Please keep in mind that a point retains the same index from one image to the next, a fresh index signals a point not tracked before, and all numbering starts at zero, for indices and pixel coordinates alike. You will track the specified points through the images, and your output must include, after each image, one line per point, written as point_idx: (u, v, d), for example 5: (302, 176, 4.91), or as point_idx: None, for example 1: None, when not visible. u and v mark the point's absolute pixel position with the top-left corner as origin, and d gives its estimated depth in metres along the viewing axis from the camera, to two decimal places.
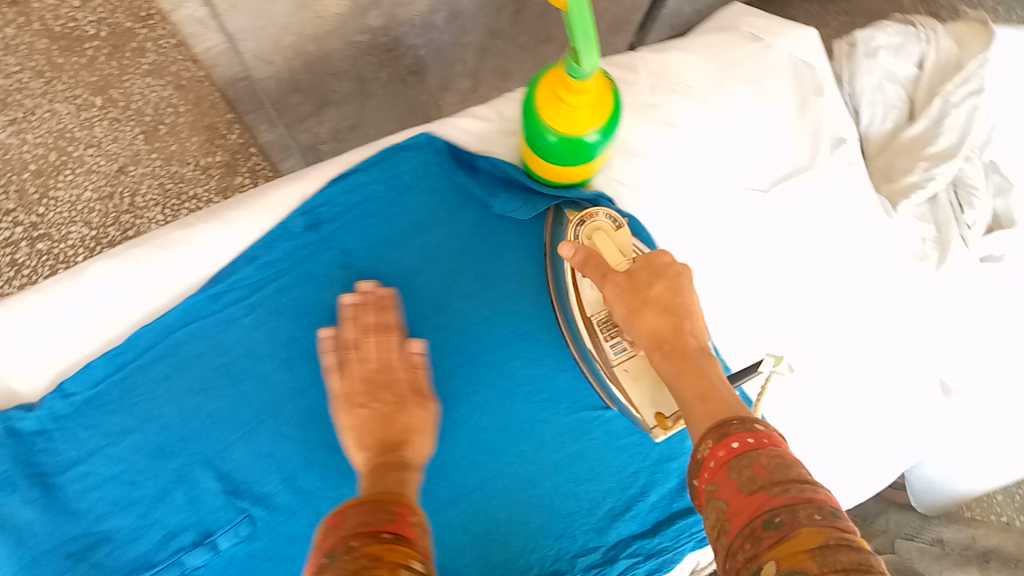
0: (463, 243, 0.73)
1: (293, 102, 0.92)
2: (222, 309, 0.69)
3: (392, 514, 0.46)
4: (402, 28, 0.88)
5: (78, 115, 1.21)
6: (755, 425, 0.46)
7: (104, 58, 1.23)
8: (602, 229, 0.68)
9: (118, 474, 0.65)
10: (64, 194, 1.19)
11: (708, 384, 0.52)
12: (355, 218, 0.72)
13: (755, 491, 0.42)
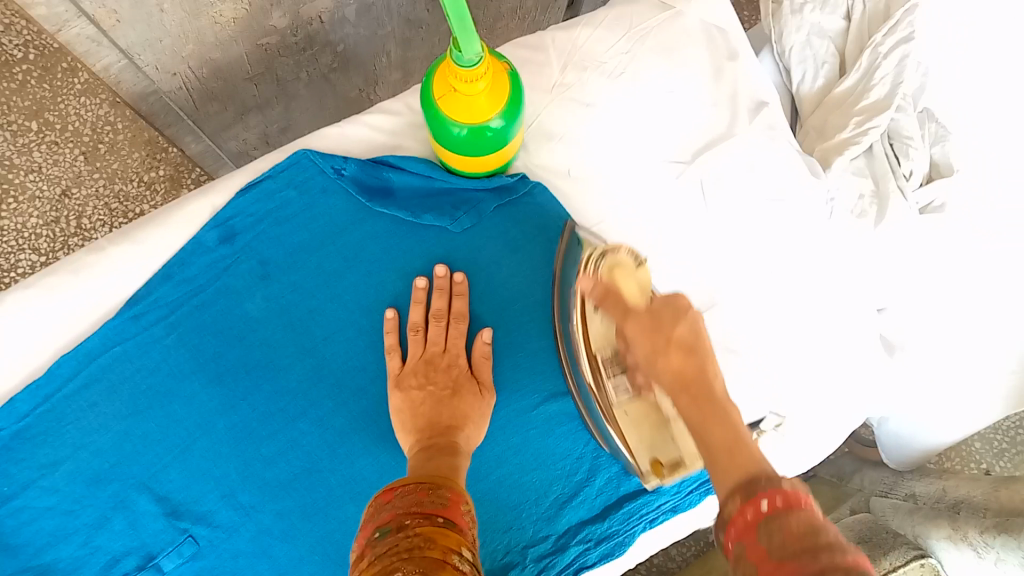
0: (384, 241, 0.71)
1: (211, 110, 0.90)
2: (142, 331, 0.67)
3: (446, 498, 0.50)
4: (311, 27, 0.87)
5: (14, 141, 1.19)
6: (784, 483, 0.43)
7: (35, 81, 1.20)
8: (621, 267, 0.62)
9: (54, 506, 0.65)
10: (9, 222, 1.17)
11: (734, 436, 0.47)
12: (269, 226, 0.70)
13: (786, 557, 0.38)
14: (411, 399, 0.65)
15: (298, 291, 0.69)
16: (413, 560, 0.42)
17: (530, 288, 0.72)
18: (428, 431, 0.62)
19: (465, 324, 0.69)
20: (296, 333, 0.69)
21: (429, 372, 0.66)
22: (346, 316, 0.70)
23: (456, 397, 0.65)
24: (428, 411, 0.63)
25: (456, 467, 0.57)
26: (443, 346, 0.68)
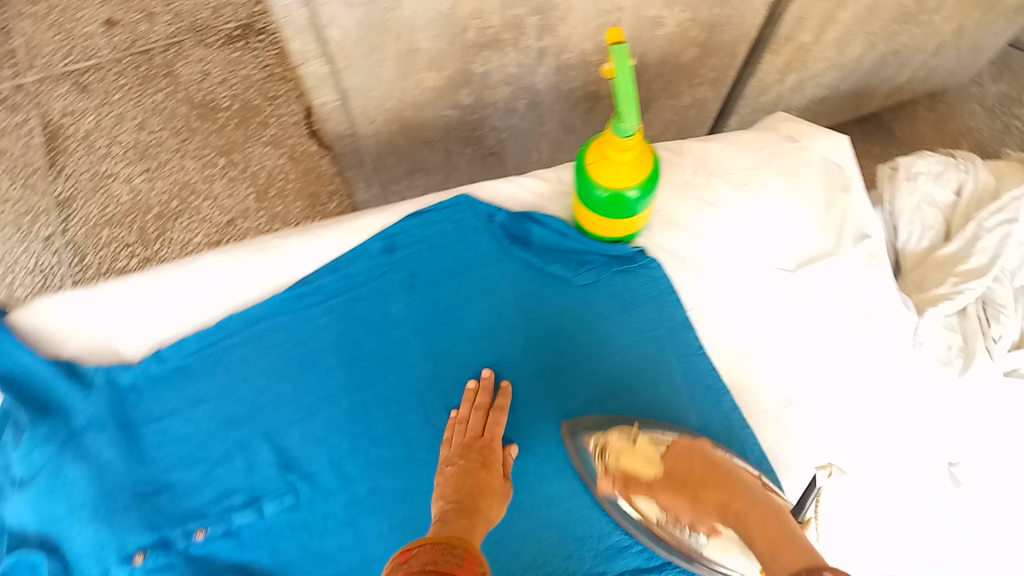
0: (514, 280, 0.81)
1: (388, 163, 1.07)
2: (302, 308, 0.78)
3: (460, 558, 0.55)
4: (486, 108, 1.01)
5: (202, 171, 1.38)
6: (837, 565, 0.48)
7: (232, 126, 1.41)
8: (623, 449, 0.69)
9: (191, 435, 0.74)
10: (178, 237, 1.33)
11: (787, 536, 0.53)
12: (424, 248, 0.81)
13: None
14: (445, 474, 0.68)
15: (435, 306, 0.80)
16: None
17: (632, 345, 0.79)
18: (456, 494, 0.65)
19: (503, 415, 0.74)
20: (426, 341, 0.78)
21: (466, 450, 0.70)
22: (469, 335, 0.79)
23: (487, 471, 0.68)
24: (459, 479, 0.67)
25: (473, 530, 0.61)
26: (480, 430, 0.72)
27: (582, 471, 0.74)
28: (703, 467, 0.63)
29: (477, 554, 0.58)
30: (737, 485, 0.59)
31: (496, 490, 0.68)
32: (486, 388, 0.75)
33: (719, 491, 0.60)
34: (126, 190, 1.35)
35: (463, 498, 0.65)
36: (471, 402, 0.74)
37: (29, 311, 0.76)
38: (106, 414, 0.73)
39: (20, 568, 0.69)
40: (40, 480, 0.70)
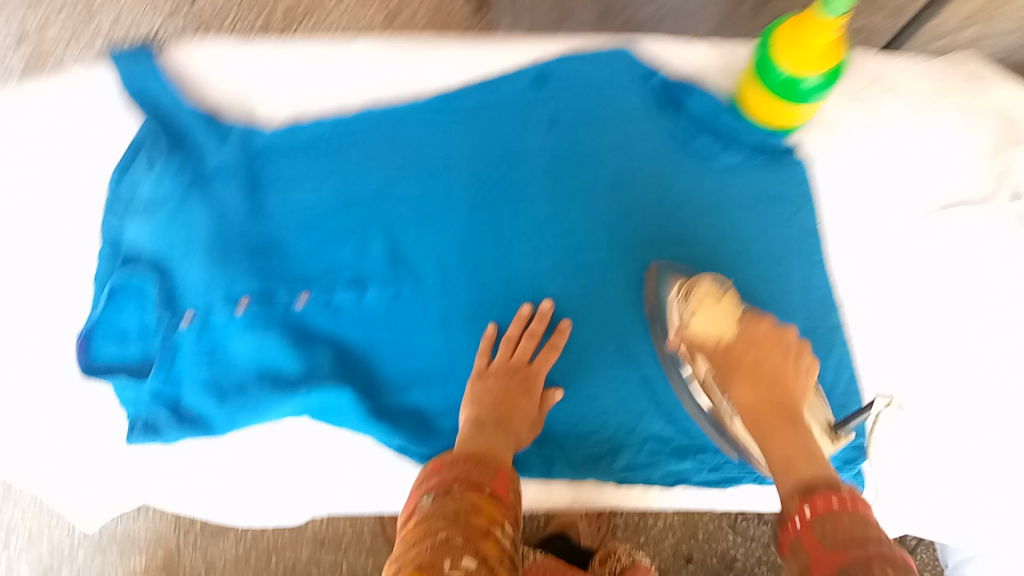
0: (656, 145, 0.78)
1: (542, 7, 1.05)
2: (443, 116, 0.77)
3: (493, 472, 0.60)
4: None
5: None
6: (840, 489, 0.50)
7: None
8: (706, 301, 0.67)
9: (311, 208, 0.75)
10: None
11: (802, 450, 0.55)
12: (577, 89, 0.78)
13: (836, 546, 0.46)
14: (486, 386, 0.70)
15: (572, 150, 0.77)
16: (458, 524, 0.52)
17: (754, 238, 0.78)
18: (494, 407, 0.68)
19: (554, 355, 0.73)
20: (554, 180, 0.77)
21: (509, 369, 0.71)
22: (597, 185, 0.77)
23: (524, 399, 0.70)
24: (497, 397, 0.68)
25: (507, 450, 0.65)
26: (528, 359, 0.72)
27: (653, 307, 0.74)
28: (753, 358, 0.60)
29: (509, 467, 0.62)
30: (777, 390, 0.58)
31: (529, 412, 0.70)
32: (545, 314, 0.73)
33: (761, 386, 0.58)
34: None
35: (497, 418, 0.67)
36: (523, 321, 0.73)
37: (174, 51, 0.74)
38: (236, 165, 0.73)
39: (127, 284, 0.71)
40: (164, 210, 0.72)
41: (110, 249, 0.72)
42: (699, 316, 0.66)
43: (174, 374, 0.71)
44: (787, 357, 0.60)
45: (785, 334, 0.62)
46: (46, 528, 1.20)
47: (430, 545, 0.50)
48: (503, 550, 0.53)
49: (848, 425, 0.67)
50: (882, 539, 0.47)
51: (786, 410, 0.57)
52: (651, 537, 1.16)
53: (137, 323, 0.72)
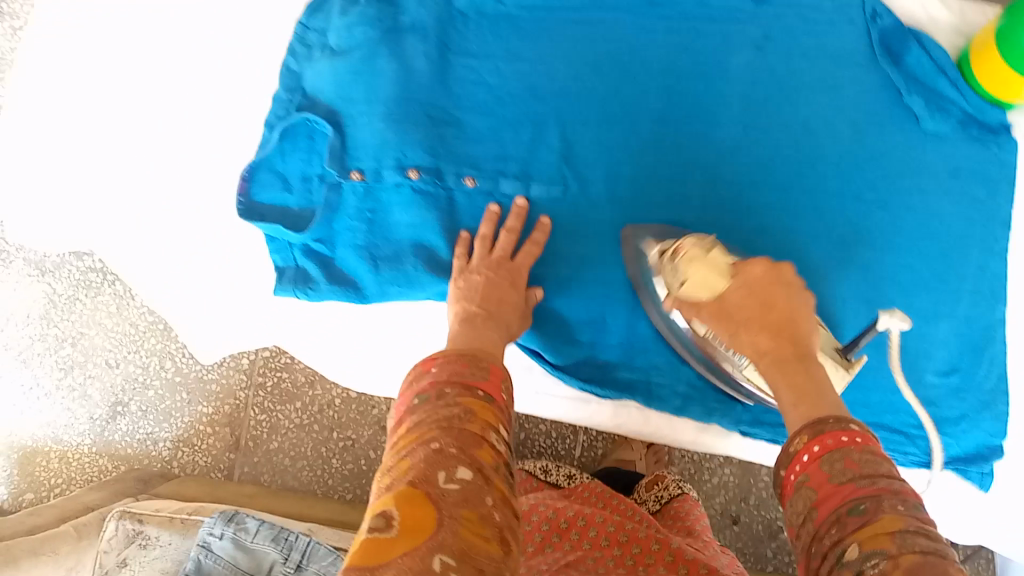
0: (862, 92, 0.73)
1: None
2: (647, 17, 0.73)
3: (487, 370, 0.50)
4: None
5: None
6: (850, 424, 0.44)
7: None
8: (696, 256, 0.61)
9: (494, 87, 0.71)
10: None
11: (813, 385, 0.49)
12: (793, 16, 0.73)
13: (844, 483, 0.41)
14: (471, 283, 0.64)
15: (773, 78, 0.73)
16: (451, 430, 0.44)
17: (937, 214, 0.73)
18: (482, 301, 0.62)
19: (535, 248, 0.67)
20: (749, 108, 0.72)
21: (495, 264, 0.65)
22: (793, 124, 0.72)
23: (512, 291, 0.64)
24: (484, 289, 0.63)
25: (498, 344, 0.58)
26: (509, 253, 0.66)
27: (637, 272, 0.69)
28: (755, 301, 0.55)
29: (502, 362, 0.53)
30: (789, 330, 0.52)
31: (518, 306, 0.64)
32: (520, 211, 0.68)
33: (772, 330, 0.53)
34: None
35: (489, 311, 0.61)
36: (496, 220, 0.67)
37: None
38: (432, 27, 0.70)
39: (298, 128, 0.70)
40: (352, 57, 0.69)
41: (285, 90, 0.70)
42: (696, 269, 0.59)
43: (331, 233, 0.69)
44: (795, 295, 0.54)
45: (785, 269, 0.56)
46: (120, 359, 1.19)
47: (422, 456, 0.42)
48: (501, 458, 0.45)
49: (857, 347, 0.63)
50: (894, 474, 0.42)
51: (795, 348, 0.51)
52: (702, 492, 1.07)
53: (300, 171, 0.70)
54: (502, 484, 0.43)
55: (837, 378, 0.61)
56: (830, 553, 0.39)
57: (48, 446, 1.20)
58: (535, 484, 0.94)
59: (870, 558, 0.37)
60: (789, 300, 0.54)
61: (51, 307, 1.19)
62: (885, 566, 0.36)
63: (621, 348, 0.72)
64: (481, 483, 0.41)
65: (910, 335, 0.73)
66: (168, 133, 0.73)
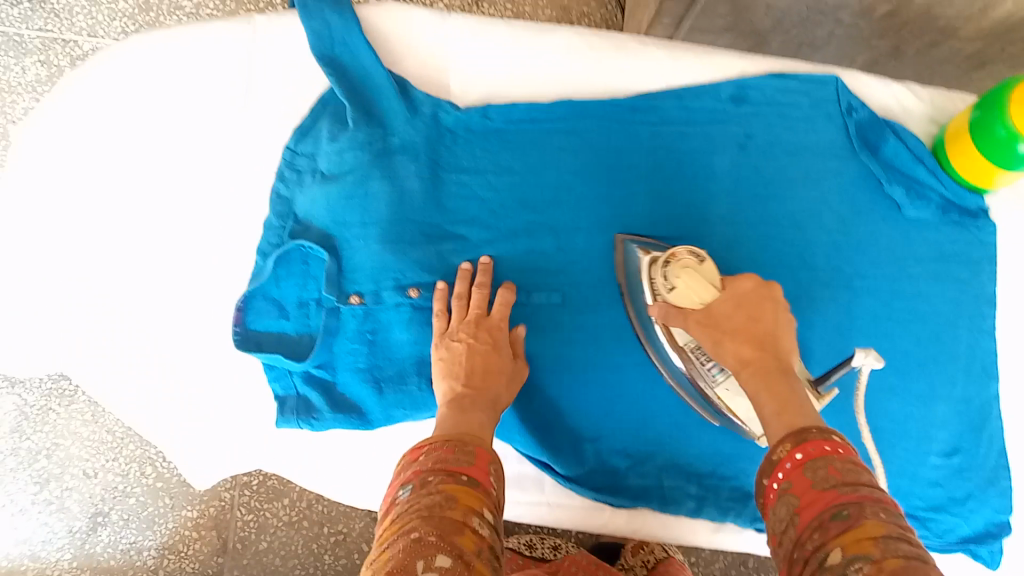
0: (844, 184, 0.74)
1: (712, 23, 0.98)
2: (631, 123, 0.74)
3: (472, 454, 0.49)
4: (844, 13, 0.92)
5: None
6: (833, 435, 0.45)
7: None
8: (687, 267, 0.60)
9: (485, 200, 0.71)
10: None
11: (797, 398, 0.48)
12: (772, 114, 0.75)
13: (828, 489, 0.42)
14: (453, 351, 0.61)
15: (759, 175, 0.74)
16: (432, 518, 0.43)
17: (927, 299, 0.75)
18: (467, 378, 0.59)
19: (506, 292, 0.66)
20: (737, 206, 0.73)
21: (476, 327, 0.63)
22: (784, 219, 0.73)
23: (496, 355, 0.62)
24: (468, 359, 0.60)
25: (487, 424, 0.56)
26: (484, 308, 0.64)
27: (626, 283, 0.69)
28: (743, 313, 0.52)
29: (489, 444, 0.52)
30: (771, 346, 0.50)
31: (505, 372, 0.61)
32: (487, 269, 0.67)
33: (755, 344, 0.50)
34: None
35: (477, 387, 0.59)
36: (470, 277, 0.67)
37: (377, 10, 0.73)
38: (421, 145, 0.70)
39: (292, 253, 0.69)
40: (345, 183, 0.68)
41: (277, 217, 0.69)
42: (685, 278, 0.58)
43: (331, 357, 0.68)
44: (780, 311, 0.52)
45: (778, 288, 0.53)
46: (100, 468, 1.14)
47: (403, 546, 0.41)
48: (485, 542, 0.44)
49: (828, 381, 0.58)
50: (875, 484, 0.42)
51: (777, 362, 0.49)
52: (701, 558, 1.03)
53: (296, 296, 0.69)
54: (485, 567, 0.41)
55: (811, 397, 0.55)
56: (813, 557, 0.40)
57: (25, 566, 1.13)
58: (522, 560, 0.87)
59: (853, 561, 0.37)
60: (780, 321, 0.51)
61: (23, 419, 1.12)
62: (869, 569, 0.36)
63: (630, 458, 0.71)
64: (462, 568, 0.40)
65: (911, 418, 0.74)
66: (159, 269, 0.71)
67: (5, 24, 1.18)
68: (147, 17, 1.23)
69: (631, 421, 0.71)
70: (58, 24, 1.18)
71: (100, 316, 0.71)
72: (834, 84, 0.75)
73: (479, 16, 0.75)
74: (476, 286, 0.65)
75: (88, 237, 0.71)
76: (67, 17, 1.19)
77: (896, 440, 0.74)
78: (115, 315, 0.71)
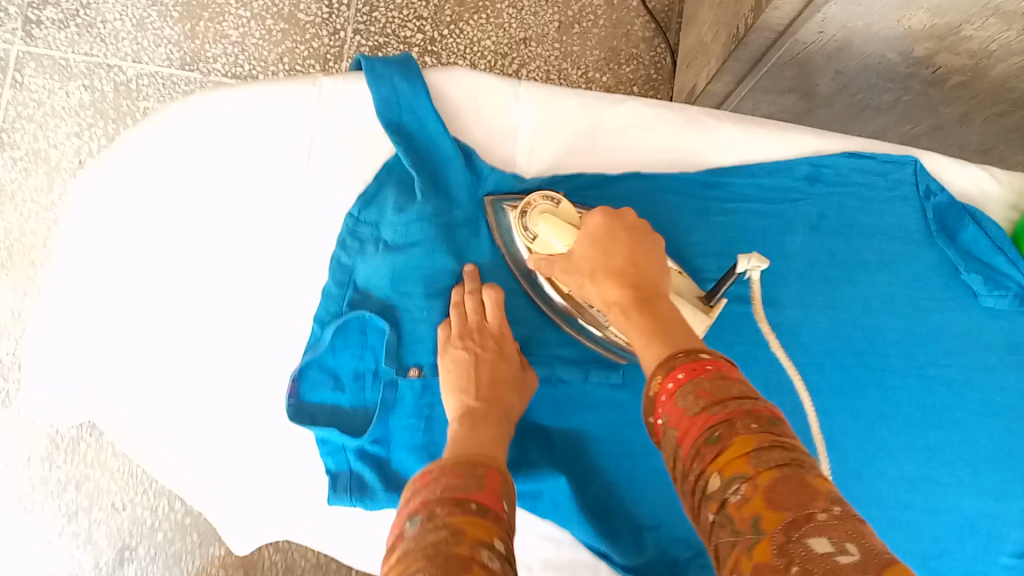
0: (919, 270, 0.72)
1: (774, 84, 0.96)
2: (701, 199, 0.72)
3: (481, 482, 0.46)
4: (913, 81, 0.90)
5: (514, 37, 1.33)
6: (699, 355, 0.45)
7: (553, 31, 1.33)
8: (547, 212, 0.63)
9: None
10: (469, 31, 1.32)
11: (658, 322, 0.50)
12: (847, 194, 0.72)
13: (697, 414, 0.42)
14: (460, 361, 0.62)
15: (830, 257, 0.71)
16: (437, 559, 0.39)
17: (1001, 392, 0.72)
18: (478, 393, 0.60)
19: (495, 291, 0.65)
20: (807, 286, 0.71)
21: (479, 336, 0.63)
22: (855, 302, 0.71)
23: (503, 362, 0.63)
24: (475, 372, 0.61)
25: (500, 441, 0.56)
26: (478, 314, 0.64)
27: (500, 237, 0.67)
28: (601, 251, 0.57)
29: (501, 470, 0.49)
30: (630, 273, 0.54)
31: (513, 381, 0.62)
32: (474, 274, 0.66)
33: (618, 278, 0.54)
34: (428, 8, 1.31)
35: (488, 401, 0.60)
36: (462, 286, 0.66)
37: (446, 75, 0.71)
38: (485, 217, 0.69)
39: (351, 323, 0.67)
40: (405, 254, 0.67)
41: (337, 285, 0.68)
42: (546, 224, 0.62)
43: (387, 433, 0.66)
44: (633, 238, 0.57)
45: (625, 215, 0.59)
46: (129, 502, 1.10)
47: None
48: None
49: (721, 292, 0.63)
50: (745, 392, 0.43)
51: (637, 290, 0.53)
52: None
53: (353, 367, 0.67)
54: None
55: (697, 320, 0.61)
56: (696, 486, 0.40)
57: None
58: None
59: (732, 484, 0.38)
60: (633, 251, 0.56)
61: (54, 447, 1.10)
62: (746, 490, 0.37)
63: (691, 548, 0.69)
64: None
65: (980, 514, 0.71)
66: (217, 334, 0.70)
67: (52, 49, 1.23)
68: (193, 44, 1.25)
69: None
70: (104, 49, 1.24)
71: (124, 374, 0.70)
72: (912, 165, 0.72)
73: (548, 84, 0.74)
74: (467, 294, 0.65)
75: (139, 295, 0.70)
76: (113, 42, 1.25)
77: (964, 536, 0.71)
78: (141, 372, 0.70)
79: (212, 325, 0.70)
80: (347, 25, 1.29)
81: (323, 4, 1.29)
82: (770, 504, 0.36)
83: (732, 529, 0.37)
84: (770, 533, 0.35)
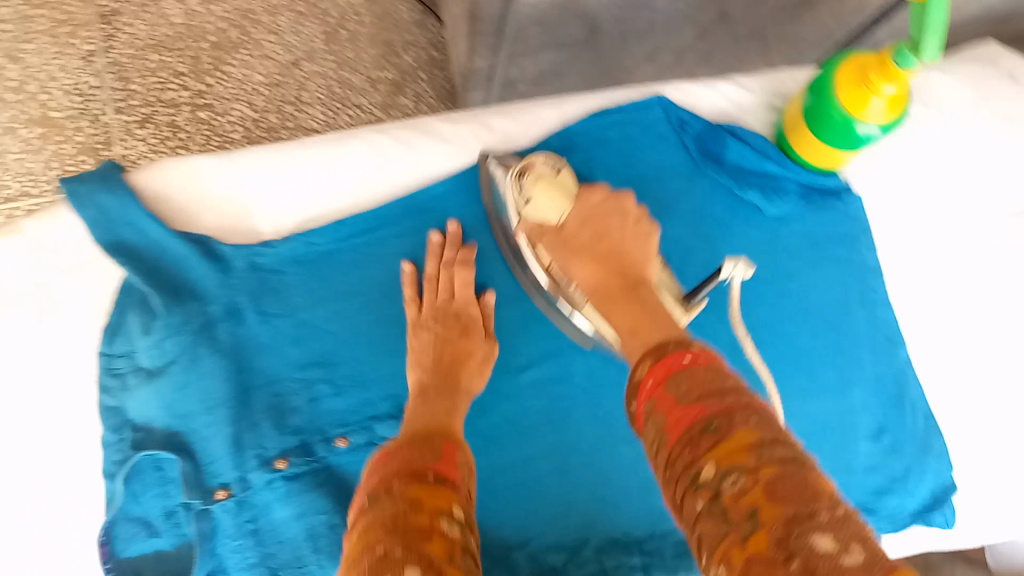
0: (698, 203, 0.70)
1: (528, 43, 0.91)
2: None
3: (438, 453, 0.43)
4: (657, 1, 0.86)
5: (286, 62, 1.14)
6: (691, 345, 0.41)
7: (320, 41, 1.15)
8: (544, 176, 0.62)
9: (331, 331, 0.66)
10: (235, 71, 1.12)
11: (644, 307, 0.49)
12: (606, 150, 0.70)
13: (691, 401, 0.37)
14: (421, 340, 0.62)
15: None
16: (397, 530, 0.35)
17: (810, 289, 0.71)
18: (434, 365, 0.59)
19: (467, 272, 0.66)
20: None
21: (442, 314, 0.64)
22: None
23: (464, 339, 0.62)
24: (437, 346, 0.61)
25: (452, 409, 0.54)
26: (450, 294, 0.65)
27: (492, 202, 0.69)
28: (591, 230, 0.57)
29: (461, 444, 0.46)
30: (616, 258, 0.54)
31: (479, 357, 0.63)
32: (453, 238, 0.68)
33: (602, 262, 0.54)
34: (178, 57, 1.11)
35: (442, 376, 0.58)
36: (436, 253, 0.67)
37: (152, 171, 0.67)
38: (245, 303, 0.65)
39: (142, 464, 0.63)
40: (174, 372, 0.62)
41: (112, 430, 0.62)
42: (542, 187, 0.61)
43: (219, 561, 0.61)
44: (625, 219, 0.58)
45: (625, 200, 0.60)
46: None
47: (367, 568, 0.34)
48: (457, 545, 0.36)
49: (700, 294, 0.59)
50: (742, 387, 0.38)
51: (621, 280, 0.52)
52: None
53: (160, 507, 0.63)
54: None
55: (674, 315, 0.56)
56: (685, 475, 0.35)
57: None
58: None
59: (730, 475, 0.33)
60: (620, 228, 0.57)
61: None
62: (745, 481, 0.33)
63: (567, 552, 0.66)
64: None
65: (829, 415, 0.70)
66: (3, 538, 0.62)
67: None
68: None
69: (556, 515, 0.67)
70: None
71: None
72: (653, 104, 0.71)
73: (263, 146, 0.70)
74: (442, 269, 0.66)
75: None
76: None
77: (822, 438, 0.69)
78: None
79: (20, 492, 0.62)
80: (107, 107, 1.07)
81: (74, 93, 1.06)
82: (772, 498, 0.32)
83: (724, 522, 0.33)
84: (769, 526, 0.31)
